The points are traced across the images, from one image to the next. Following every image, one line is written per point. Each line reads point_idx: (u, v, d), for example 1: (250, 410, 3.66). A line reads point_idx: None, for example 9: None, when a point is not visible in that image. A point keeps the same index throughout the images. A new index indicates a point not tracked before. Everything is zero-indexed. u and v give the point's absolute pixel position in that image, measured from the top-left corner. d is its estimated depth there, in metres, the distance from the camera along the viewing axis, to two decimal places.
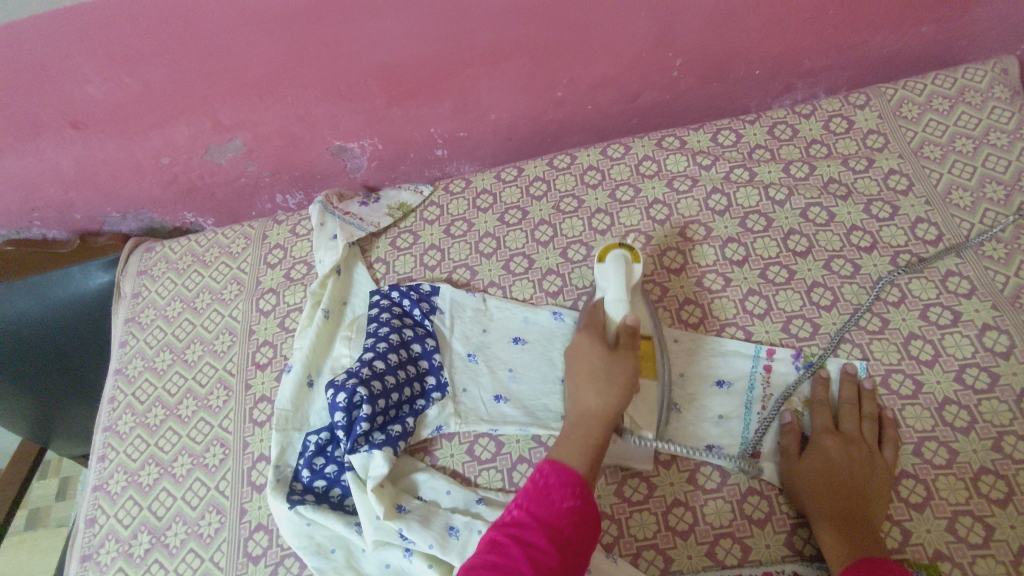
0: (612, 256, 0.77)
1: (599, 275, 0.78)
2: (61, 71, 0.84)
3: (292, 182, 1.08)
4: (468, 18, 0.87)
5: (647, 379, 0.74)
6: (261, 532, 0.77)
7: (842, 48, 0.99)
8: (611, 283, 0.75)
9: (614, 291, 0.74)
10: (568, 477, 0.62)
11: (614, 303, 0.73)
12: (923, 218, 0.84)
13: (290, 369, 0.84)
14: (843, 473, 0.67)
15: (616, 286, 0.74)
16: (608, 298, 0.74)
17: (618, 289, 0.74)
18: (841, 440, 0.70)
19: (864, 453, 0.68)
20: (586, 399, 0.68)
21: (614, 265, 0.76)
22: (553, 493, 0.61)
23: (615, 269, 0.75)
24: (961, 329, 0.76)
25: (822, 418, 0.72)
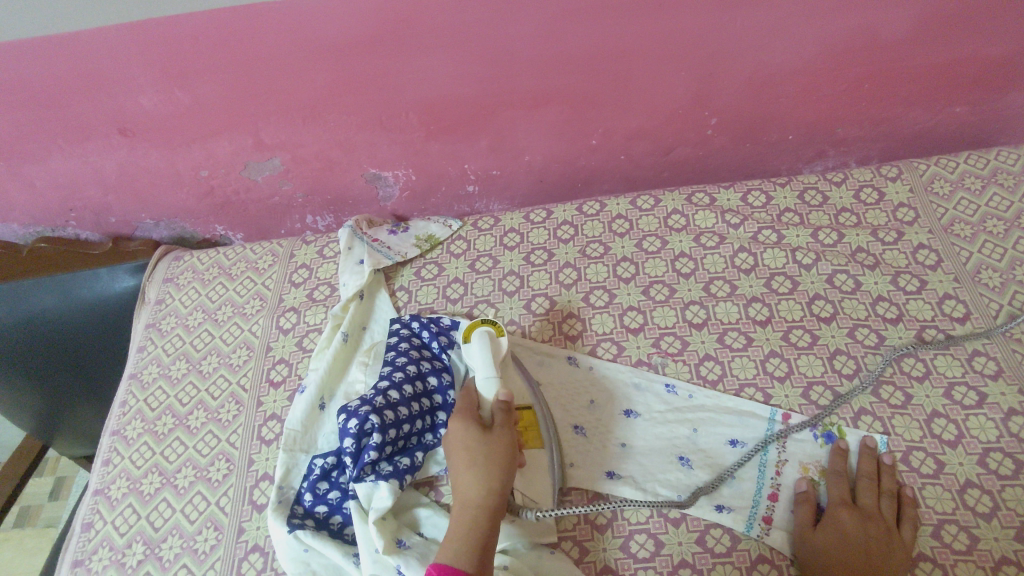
0: (476, 335, 0.81)
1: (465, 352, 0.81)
2: (118, 79, 0.87)
3: (323, 205, 1.10)
4: (512, 63, 0.89)
5: (532, 452, 0.77)
6: (256, 554, 0.75)
7: (876, 121, 1.00)
8: (476, 359, 0.78)
9: (481, 371, 0.76)
10: (444, 546, 0.61)
11: (483, 384, 0.75)
12: (951, 295, 0.84)
13: (304, 390, 0.84)
14: (858, 548, 0.65)
15: (479, 366, 0.77)
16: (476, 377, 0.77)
17: (484, 368, 0.76)
18: (857, 514, 0.68)
19: (879, 529, 0.66)
20: (466, 483, 0.66)
21: (476, 342, 0.80)
22: (432, 567, 0.59)
23: (479, 348, 0.79)
24: (986, 411, 0.74)
25: (836, 489, 0.71)
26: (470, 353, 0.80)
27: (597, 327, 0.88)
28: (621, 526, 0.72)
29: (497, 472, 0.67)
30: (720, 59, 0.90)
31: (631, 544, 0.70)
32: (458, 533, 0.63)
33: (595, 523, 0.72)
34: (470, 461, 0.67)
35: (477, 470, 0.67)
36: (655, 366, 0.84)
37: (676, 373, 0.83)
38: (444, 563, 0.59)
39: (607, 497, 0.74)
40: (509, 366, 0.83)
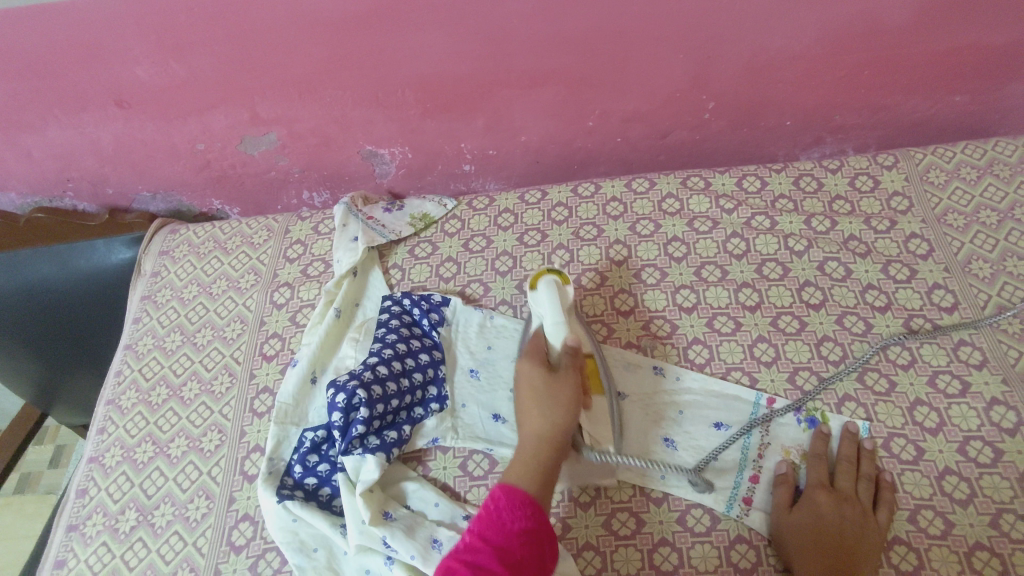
0: (543, 283, 0.81)
1: (535, 300, 0.82)
2: (114, 49, 0.87)
3: (320, 181, 1.10)
4: (508, 41, 0.89)
5: (597, 396, 0.76)
6: (246, 523, 0.77)
7: (875, 108, 0.99)
8: (545, 304, 0.79)
9: (549, 317, 0.78)
10: (518, 496, 0.64)
11: (552, 326, 0.76)
12: (940, 285, 0.84)
13: (296, 364, 0.85)
14: (833, 528, 0.67)
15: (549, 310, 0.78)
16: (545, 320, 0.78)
17: (552, 312, 0.78)
18: (834, 494, 0.69)
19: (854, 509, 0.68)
20: (533, 422, 0.70)
21: (546, 289, 0.80)
22: (502, 511, 0.63)
23: (549, 296, 0.79)
24: (969, 400, 0.75)
25: (816, 470, 0.72)
26: (540, 299, 0.81)
27: (587, 309, 0.89)
28: (604, 504, 0.73)
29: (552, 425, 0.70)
30: (719, 42, 0.90)
31: (613, 522, 0.72)
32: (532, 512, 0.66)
33: (577, 500, 0.74)
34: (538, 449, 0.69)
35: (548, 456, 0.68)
36: (644, 349, 0.84)
37: (664, 356, 0.83)
38: (505, 526, 0.62)
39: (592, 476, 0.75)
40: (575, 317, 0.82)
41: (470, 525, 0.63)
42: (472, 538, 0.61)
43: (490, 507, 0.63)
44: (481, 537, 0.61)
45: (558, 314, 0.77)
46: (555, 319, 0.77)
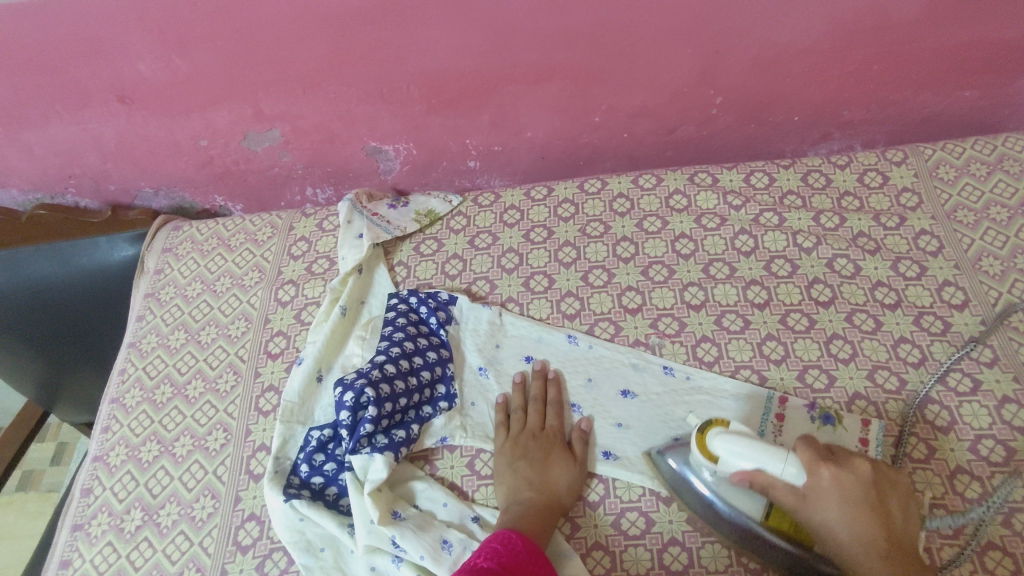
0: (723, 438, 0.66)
1: (716, 467, 0.65)
2: (115, 44, 0.86)
3: (324, 177, 1.09)
4: (514, 36, 0.88)
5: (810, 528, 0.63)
6: (253, 522, 0.76)
7: (883, 103, 0.98)
8: (743, 458, 0.63)
9: (773, 463, 0.62)
10: (534, 549, 0.62)
11: (792, 473, 0.62)
12: (951, 282, 0.84)
13: (302, 363, 0.85)
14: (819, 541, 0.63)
15: (761, 459, 0.62)
16: (768, 470, 0.62)
17: (774, 458, 0.62)
18: (877, 542, 0.60)
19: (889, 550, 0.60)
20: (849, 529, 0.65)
21: (724, 441, 0.64)
22: (521, 555, 0.61)
23: (740, 444, 0.63)
24: (980, 398, 0.74)
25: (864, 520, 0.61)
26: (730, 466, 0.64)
27: (595, 306, 0.88)
28: (613, 504, 0.73)
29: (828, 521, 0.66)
30: (727, 36, 0.89)
31: (623, 521, 0.72)
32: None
33: (587, 500, 0.73)
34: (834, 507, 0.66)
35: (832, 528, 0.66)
36: (652, 347, 0.84)
37: (673, 354, 0.83)
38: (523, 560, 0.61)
39: (600, 475, 0.75)
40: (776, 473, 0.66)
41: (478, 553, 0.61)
42: (484, 565, 0.59)
43: (499, 548, 0.62)
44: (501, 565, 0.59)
45: (780, 455, 0.62)
46: (783, 463, 0.62)
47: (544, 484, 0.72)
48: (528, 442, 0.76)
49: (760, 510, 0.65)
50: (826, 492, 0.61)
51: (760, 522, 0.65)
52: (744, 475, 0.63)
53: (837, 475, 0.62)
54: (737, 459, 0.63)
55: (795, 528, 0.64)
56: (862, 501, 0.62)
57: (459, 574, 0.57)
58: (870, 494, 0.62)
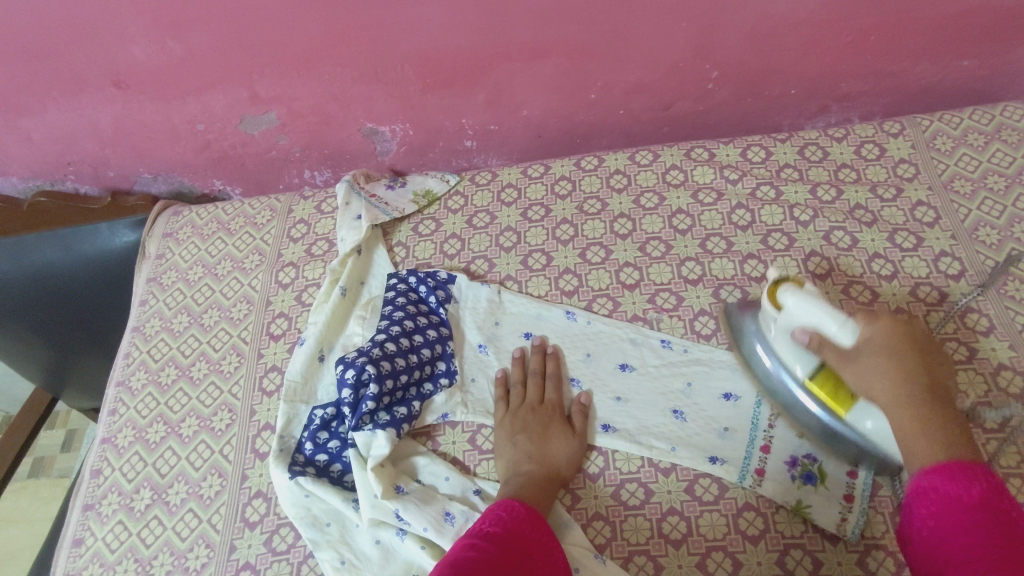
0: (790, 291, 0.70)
1: (780, 317, 0.71)
2: (110, 28, 0.86)
3: (321, 160, 1.09)
4: (508, 13, 0.87)
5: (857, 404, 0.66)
6: (259, 499, 0.78)
7: (881, 75, 0.98)
8: (808, 313, 0.67)
9: (829, 322, 0.65)
10: (535, 516, 0.64)
11: (841, 334, 0.65)
12: (948, 252, 0.84)
13: (304, 343, 0.86)
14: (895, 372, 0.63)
15: (820, 319, 0.66)
16: (824, 329, 0.66)
17: (833, 318, 0.65)
18: (909, 394, 0.61)
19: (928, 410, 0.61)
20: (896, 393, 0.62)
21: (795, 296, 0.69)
22: (523, 522, 0.62)
23: (808, 303, 0.67)
24: (975, 366, 0.75)
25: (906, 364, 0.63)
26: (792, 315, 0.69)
27: (593, 283, 0.89)
28: (613, 475, 0.74)
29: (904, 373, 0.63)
30: (723, 9, 0.88)
31: (622, 492, 0.73)
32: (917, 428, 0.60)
33: (587, 472, 0.75)
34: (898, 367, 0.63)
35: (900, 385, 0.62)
36: (649, 322, 0.84)
37: (671, 329, 0.83)
38: (526, 529, 0.62)
39: (599, 447, 0.76)
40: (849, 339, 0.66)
41: (483, 521, 0.63)
42: (489, 532, 0.61)
43: (503, 515, 0.63)
44: (506, 532, 0.61)
45: (841, 316, 0.65)
46: (840, 322, 0.65)
47: (543, 457, 0.73)
48: (529, 414, 0.77)
49: (807, 369, 0.70)
50: (875, 339, 0.64)
51: (804, 380, 0.70)
52: (806, 331, 0.68)
53: (892, 323, 0.65)
54: (794, 343, 0.69)
55: (835, 396, 0.68)
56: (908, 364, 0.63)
57: (463, 541, 0.59)
58: (919, 355, 0.64)
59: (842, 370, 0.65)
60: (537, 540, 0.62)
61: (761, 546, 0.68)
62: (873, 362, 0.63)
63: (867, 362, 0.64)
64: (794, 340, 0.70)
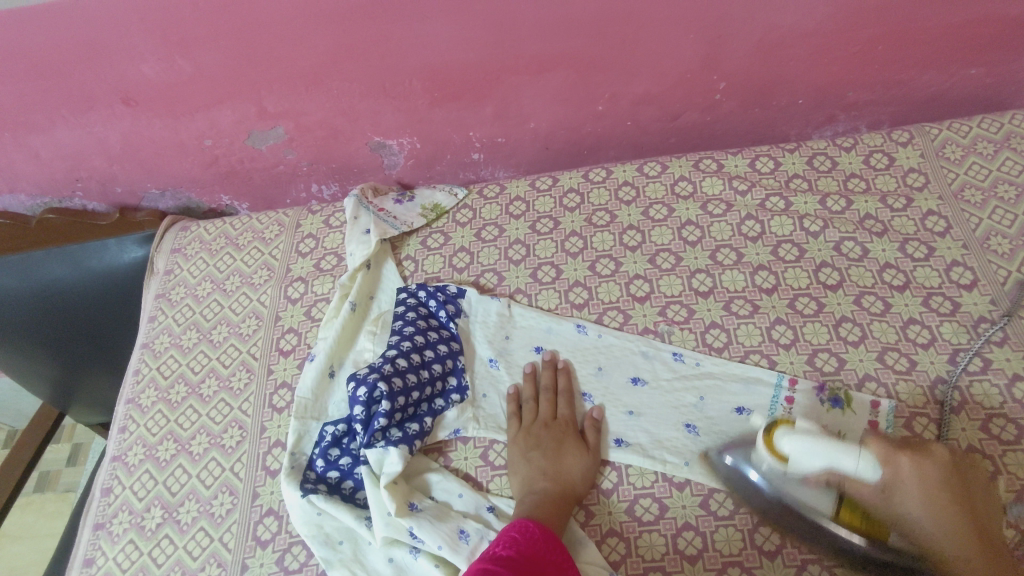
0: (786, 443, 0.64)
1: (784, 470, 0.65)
2: (119, 46, 0.86)
3: (328, 174, 1.09)
4: (516, 27, 0.88)
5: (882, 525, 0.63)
6: (271, 518, 0.77)
7: (888, 84, 0.98)
8: (811, 458, 0.62)
9: (847, 457, 0.62)
10: (551, 537, 0.63)
11: (863, 468, 0.61)
12: (959, 262, 0.83)
13: (314, 359, 0.85)
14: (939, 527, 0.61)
15: (831, 457, 0.62)
16: (840, 467, 0.62)
17: (845, 455, 0.62)
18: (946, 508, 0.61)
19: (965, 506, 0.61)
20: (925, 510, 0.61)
21: (795, 442, 0.63)
22: (538, 543, 0.62)
23: (819, 447, 0.62)
24: (990, 377, 0.75)
25: (943, 503, 0.61)
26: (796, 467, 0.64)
27: (603, 295, 0.89)
28: (627, 491, 0.73)
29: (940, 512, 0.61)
30: (730, 20, 0.88)
31: (636, 508, 0.72)
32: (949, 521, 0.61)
33: (600, 488, 0.74)
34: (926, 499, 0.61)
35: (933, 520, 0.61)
36: (660, 335, 0.84)
37: (682, 342, 0.83)
38: (541, 548, 0.61)
39: (613, 462, 0.75)
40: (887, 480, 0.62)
41: (498, 543, 0.62)
42: (504, 554, 0.60)
43: (517, 536, 0.62)
44: (521, 553, 0.60)
45: (853, 449, 0.62)
46: (855, 458, 0.62)
47: (557, 474, 0.73)
48: (542, 432, 0.77)
49: (829, 506, 0.64)
50: (904, 474, 0.62)
51: (829, 517, 0.64)
52: (817, 475, 0.63)
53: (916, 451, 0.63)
54: (807, 459, 0.63)
55: (865, 519, 0.64)
56: (943, 492, 0.61)
57: (478, 563, 0.59)
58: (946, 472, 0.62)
59: (876, 511, 0.63)
60: (552, 559, 0.61)
61: (776, 561, 0.67)
62: (911, 497, 0.61)
63: (904, 499, 0.62)
64: (807, 485, 0.65)
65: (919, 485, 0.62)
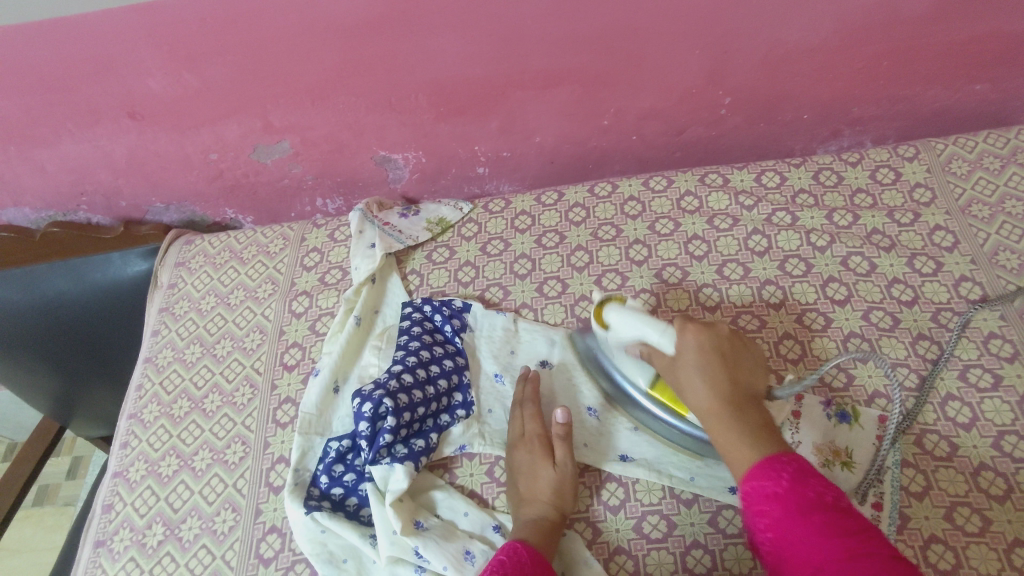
0: (616, 313, 0.74)
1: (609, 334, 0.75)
2: (126, 62, 0.86)
3: (333, 188, 1.09)
4: (522, 43, 0.88)
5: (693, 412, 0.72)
6: (274, 535, 0.76)
7: (894, 99, 0.98)
8: (628, 329, 0.72)
9: (653, 331, 0.69)
10: (539, 560, 0.62)
11: (662, 342, 0.68)
12: (968, 277, 0.83)
13: (318, 373, 0.85)
14: (732, 395, 0.63)
15: (641, 329, 0.70)
16: (647, 339, 0.70)
17: (653, 327, 0.69)
18: (725, 389, 0.63)
19: (746, 400, 0.63)
20: (700, 385, 0.64)
21: (618, 314, 0.73)
22: (525, 567, 0.61)
23: (632, 318, 0.71)
24: (1001, 394, 0.74)
25: (717, 372, 0.65)
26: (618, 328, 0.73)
27: None
28: (634, 508, 0.72)
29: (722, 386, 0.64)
30: (736, 35, 0.88)
31: (644, 525, 0.71)
32: (717, 391, 0.63)
33: (606, 505, 0.73)
34: (709, 370, 0.65)
35: (711, 382, 0.64)
36: None
37: None
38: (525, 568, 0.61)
39: (618, 479, 0.74)
40: (682, 367, 0.66)
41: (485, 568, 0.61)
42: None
43: (505, 559, 0.62)
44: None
45: (660, 324, 0.69)
46: (659, 330, 0.69)
47: (561, 492, 0.71)
48: (528, 448, 0.75)
49: (647, 378, 0.76)
50: (688, 351, 0.66)
51: (647, 390, 0.76)
52: (633, 343, 0.73)
53: (701, 333, 0.67)
54: (624, 329, 0.72)
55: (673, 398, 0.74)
56: (717, 360, 0.65)
57: None
58: (727, 357, 0.66)
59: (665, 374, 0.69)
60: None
61: None
62: (689, 362, 0.66)
63: (685, 368, 0.66)
64: (628, 352, 0.75)
65: (695, 355, 0.66)
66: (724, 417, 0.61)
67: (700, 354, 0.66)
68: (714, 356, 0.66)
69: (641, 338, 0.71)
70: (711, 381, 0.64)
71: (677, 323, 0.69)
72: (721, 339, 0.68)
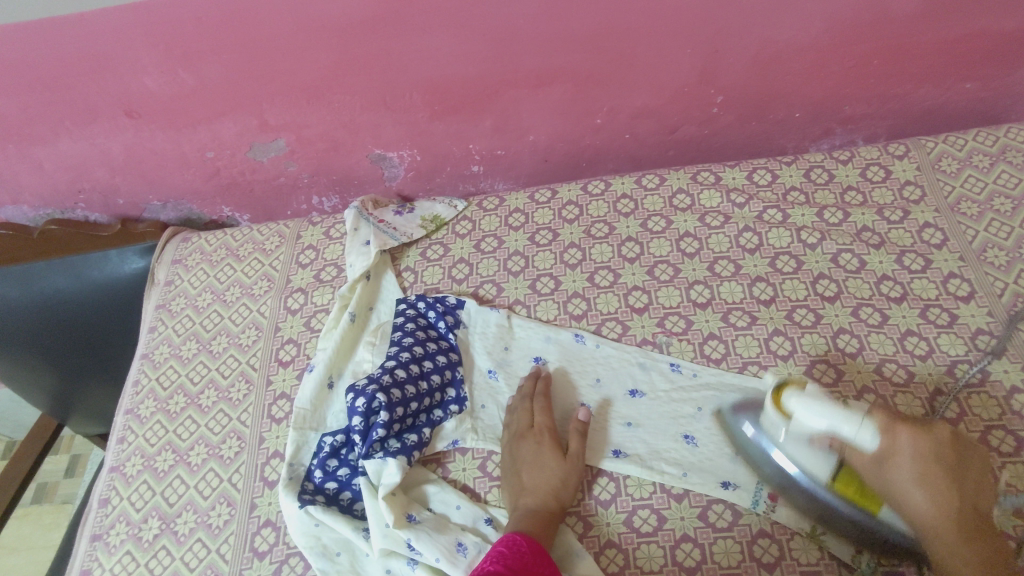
0: (794, 400, 0.67)
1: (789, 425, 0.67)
2: (123, 60, 0.87)
3: (329, 186, 1.10)
4: (515, 42, 0.89)
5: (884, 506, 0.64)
6: (268, 528, 0.77)
7: (884, 98, 0.99)
8: (818, 417, 0.65)
9: (847, 425, 0.64)
10: (537, 550, 0.64)
11: (863, 437, 0.63)
12: (956, 274, 0.84)
13: (312, 370, 0.86)
14: (955, 513, 0.61)
15: (833, 420, 0.64)
16: (839, 433, 0.64)
17: (849, 420, 0.64)
18: (948, 506, 0.61)
19: (976, 521, 0.61)
20: (925, 506, 0.61)
21: (802, 401, 0.66)
22: (526, 556, 0.62)
23: (823, 405, 0.65)
24: (989, 389, 0.75)
25: (938, 485, 0.62)
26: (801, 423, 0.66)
27: (602, 306, 0.89)
28: (625, 502, 0.73)
29: (947, 501, 0.61)
30: (727, 34, 0.89)
31: (634, 519, 0.72)
32: (937, 498, 0.61)
33: (597, 499, 0.74)
34: (926, 479, 0.62)
35: (929, 493, 0.61)
36: (659, 346, 0.84)
37: (681, 352, 0.83)
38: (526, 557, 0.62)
39: (610, 473, 0.75)
40: (894, 467, 0.63)
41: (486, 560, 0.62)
42: (492, 568, 0.60)
43: (505, 551, 0.62)
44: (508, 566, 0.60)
45: (857, 415, 0.64)
46: (858, 424, 0.64)
47: (561, 483, 0.72)
48: (537, 439, 0.75)
49: (828, 472, 0.66)
50: (907, 456, 0.63)
51: (827, 483, 0.66)
52: (820, 436, 0.66)
53: (919, 431, 0.64)
54: (814, 419, 0.65)
55: (861, 493, 0.65)
56: (941, 476, 0.62)
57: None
58: (950, 466, 0.63)
59: (867, 475, 0.64)
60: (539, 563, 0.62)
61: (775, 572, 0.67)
62: (907, 473, 0.62)
63: (899, 472, 0.63)
64: (811, 443, 0.67)
65: (915, 459, 0.62)
66: (951, 532, 0.60)
67: (918, 457, 0.62)
68: (939, 467, 0.62)
69: (828, 428, 0.65)
70: (927, 493, 0.61)
71: (881, 420, 0.64)
72: (942, 446, 0.64)
